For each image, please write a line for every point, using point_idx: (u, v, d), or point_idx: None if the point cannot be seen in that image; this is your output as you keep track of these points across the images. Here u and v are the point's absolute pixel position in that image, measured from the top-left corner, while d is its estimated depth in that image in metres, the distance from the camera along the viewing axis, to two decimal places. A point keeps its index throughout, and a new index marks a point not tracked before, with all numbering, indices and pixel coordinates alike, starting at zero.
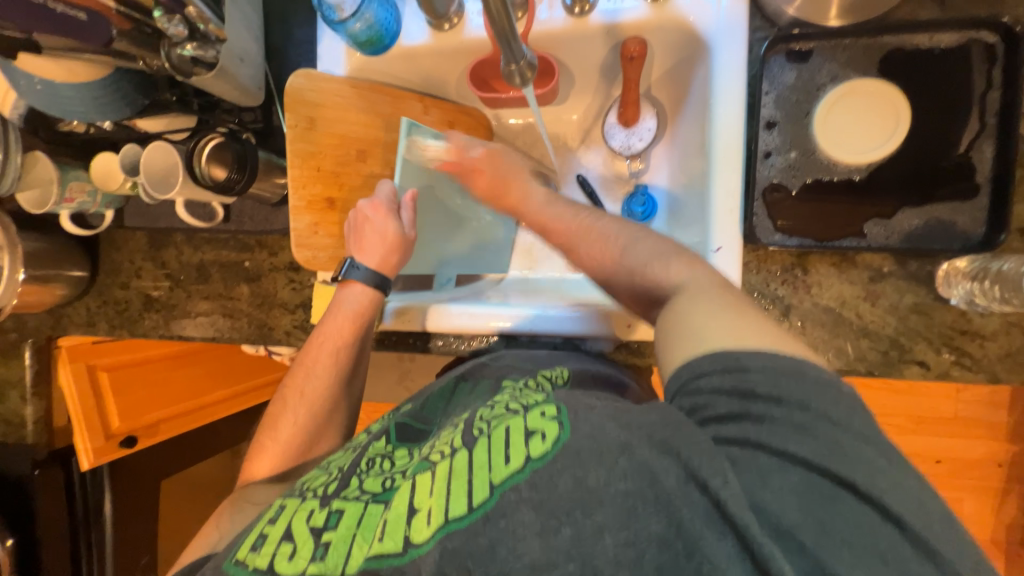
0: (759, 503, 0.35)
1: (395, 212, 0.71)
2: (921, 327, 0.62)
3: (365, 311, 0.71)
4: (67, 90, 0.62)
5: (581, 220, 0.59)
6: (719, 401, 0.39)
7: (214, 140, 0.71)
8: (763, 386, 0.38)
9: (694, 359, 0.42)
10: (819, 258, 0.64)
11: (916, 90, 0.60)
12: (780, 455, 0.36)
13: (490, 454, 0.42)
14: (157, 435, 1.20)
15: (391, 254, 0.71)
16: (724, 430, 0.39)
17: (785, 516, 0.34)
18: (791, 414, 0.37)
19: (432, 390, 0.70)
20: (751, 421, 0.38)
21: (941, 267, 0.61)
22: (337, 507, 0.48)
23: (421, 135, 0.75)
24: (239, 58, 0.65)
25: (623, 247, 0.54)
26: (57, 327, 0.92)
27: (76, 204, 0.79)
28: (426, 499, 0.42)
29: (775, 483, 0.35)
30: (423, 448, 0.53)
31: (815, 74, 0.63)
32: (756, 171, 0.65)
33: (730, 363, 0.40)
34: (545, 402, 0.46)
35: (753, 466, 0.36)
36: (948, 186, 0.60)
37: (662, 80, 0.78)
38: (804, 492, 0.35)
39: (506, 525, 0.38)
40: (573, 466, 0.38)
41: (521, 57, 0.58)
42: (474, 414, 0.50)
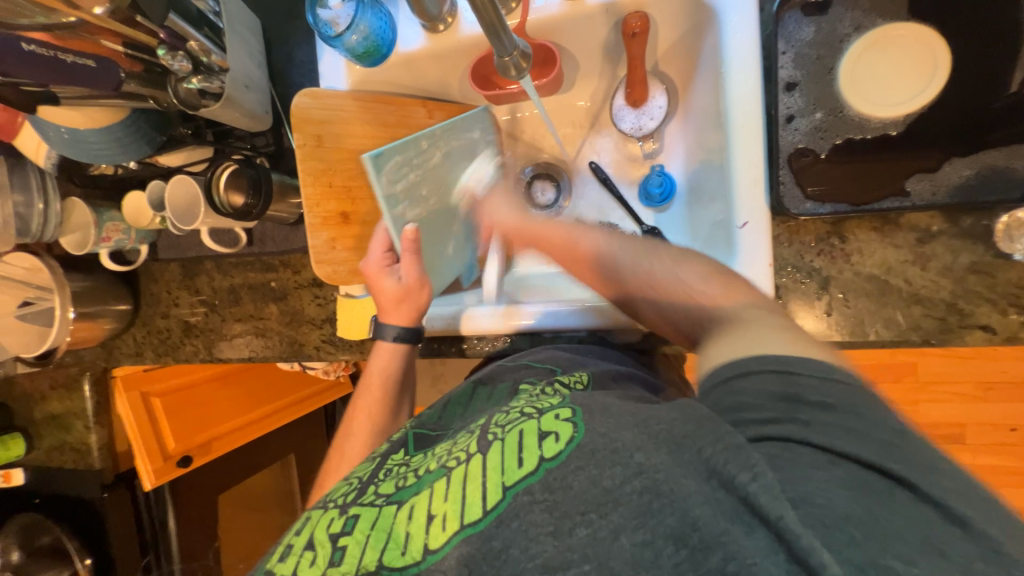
0: (802, 495, 0.32)
1: (391, 265, 0.72)
2: (982, 288, 0.57)
3: (396, 371, 0.73)
4: (89, 135, 0.64)
5: (611, 247, 0.60)
6: (764, 404, 0.38)
7: (228, 169, 0.73)
8: (814, 393, 0.37)
9: (740, 359, 0.41)
10: (857, 223, 0.60)
11: (953, 28, 0.55)
12: (827, 450, 0.34)
13: (504, 456, 0.41)
14: (210, 454, 1.26)
15: (413, 310, 0.73)
16: (765, 430, 0.36)
17: (831, 511, 0.32)
18: (840, 419, 0.36)
19: (456, 392, 0.71)
20: (798, 423, 0.36)
21: (1002, 219, 0.56)
22: (354, 513, 0.48)
23: (392, 153, 0.65)
24: (244, 85, 0.67)
25: (669, 264, 0.54)
26: (110, 359, 0.99)
27: (114, 241, 0.83)
28: (441, 504, 0.42)
29: (819, 476, 0.33)
30: (439, 450, 0.53)
31: (837, 25, 0.58)
32: (779, 137, 0.60)
33: (778, 366, 0.39)
34: (558, 406, 0.45)
35: (794, 462, 0.34)
36: (1001, 130, 0.54)
37: (669, 54, 0.74)
38: (854, 486, 0.33)
39: (518, 526, 0.37)
40: (588, 464, 0.37)
41: (514, 48, 0.57)
42: (491, 419, 0.49)
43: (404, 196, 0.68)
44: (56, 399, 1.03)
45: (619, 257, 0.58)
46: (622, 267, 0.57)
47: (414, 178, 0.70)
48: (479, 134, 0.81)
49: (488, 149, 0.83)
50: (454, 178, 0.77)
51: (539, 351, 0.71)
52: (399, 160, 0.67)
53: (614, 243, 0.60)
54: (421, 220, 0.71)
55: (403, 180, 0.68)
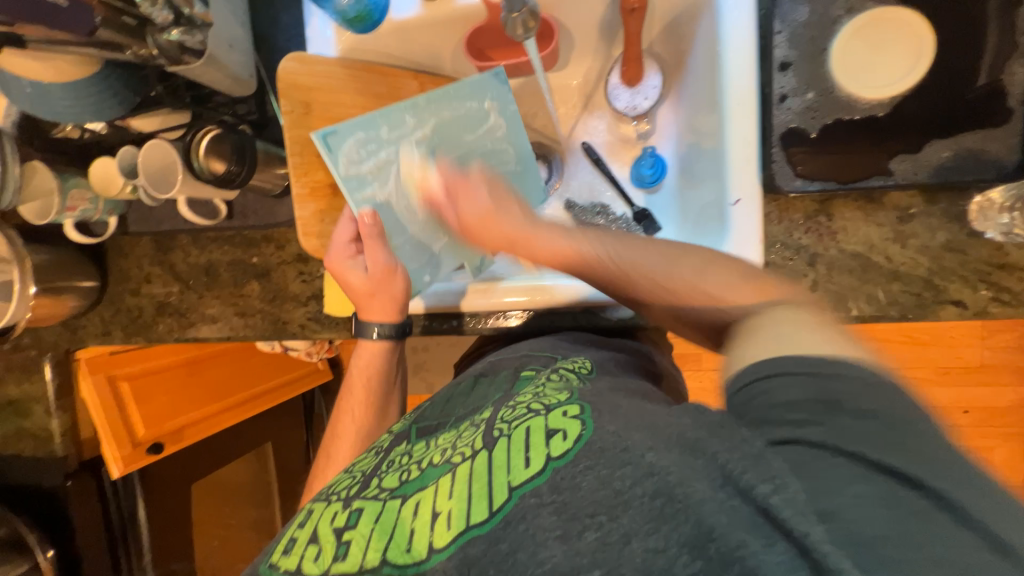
0: (830, 510, 0.32)
1: (357, 255, 0.70)
2: (955, 265, 0.60)
3: (377, 371, 0.75)
4: (57, 90, 0.59)
5: (637, 257, 0.52)
6: (795, 404, 0.37)
7: (210, 133, 0.69)
8: (858, 400, 0.36)
9: (775, 358, 0.40)
10: (843, 202, 0.62)
11: (936, 16, 0.57)
12: (861, 465, 0.33)
13: (509, 455, 0.44)
14: (184, 440, 1.21)
15: (389, 301, 0.71)
16: (798, 433, 0.36)
17: (865, 528, 0.31)
18: (878, 429, 0.35)
19: (459, 386, 0.69)
20: (829, 426, 0.35)
21: (977, 200, 0.59)
22: (358, 506, 0.49)
23: (350, 131, 0.68)
24: (229, 44, 0.64)
25: (697, 270, 0.49)
26: (74, 338, 0.93)
27: (80, 211, 0.78)
28: (446, 501, 0.44)
29: (855, 492, 0.32)
30: (442, 440, 0.54)
31: (829, 7, 0.60)
32: (773, 116, 0.62)
33: (812, 370, 0.38)
34: (566, 402, 0.48)
35: (826, 472, 0.34)
36: (975, 115, 0.57)
37: (665, 32, 0.74)
38: (892, 502, 0.32)
39: (526, 528, 0.39)
40: (597, 465, 0.39)
41: (523, 7, 0.58)
42: (496, 414, 0.52)
43: (372, 176, 0.70)
44: (13, 383, 0.97)
45: (638, 274, 0.52)
46: (647, 277, 0.52)
47: (384, 158, 0.71)
48: (490, 104, 0.75)
49: (500, 120, 0.76)
50: (458, 156, 0.75)
51: (539, 342, 0.71)
52: (361, 136, 0.69)
53: (640, 249, 0.52)
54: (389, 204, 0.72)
55: (371, 159, 0.70)
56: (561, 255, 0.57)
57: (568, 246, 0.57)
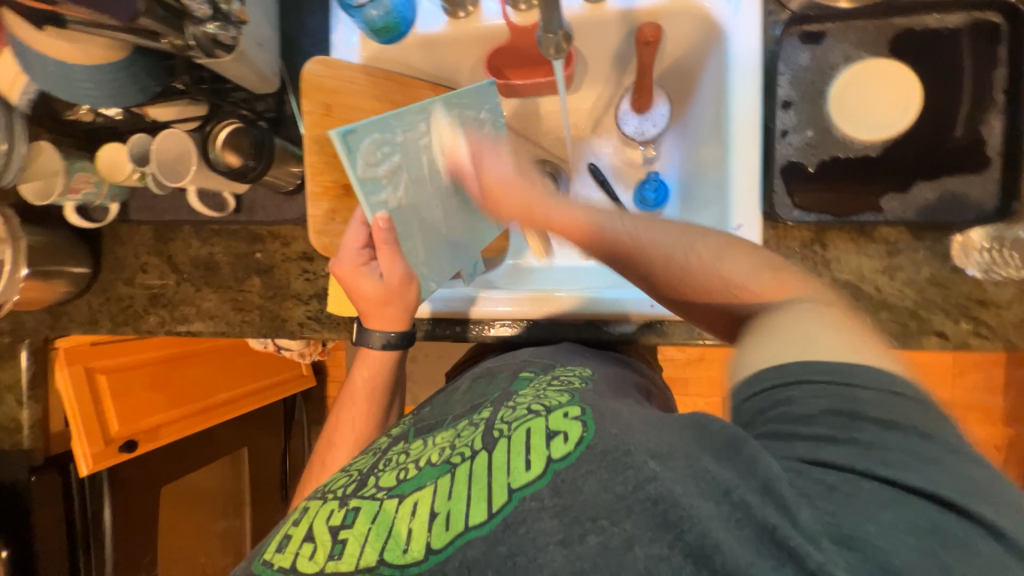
0: (859, 534, 0.33)
1: (369, 262, 0.68)
2: (939, 298, 0.64)
3: (381, 376, 0.75)
4: (81, 72, 0.60)
5: (649, 236, 0.54)
6: (815, 417, 0.39)
7: (230, 126, 0.71)
8: (872, 409, 0.38)
9: (774, 366, 0.42)
10: (838, 233, 0.66)
11: (925, 70, 0.63)
12: (887, 484, 0.35)
13: (510, 456, 0.44)
14: (158, 441, 1.14)
15: (402, 311, 0.71)
16: (819, 453, 0.37)
17: (896, 554, 0.32)
18: (902, 442, 0.36)
19: (457, 390, 0.69)
20: (859, 446, 0.37)
21: (957, 238, 0.63)
22: (354, 506, 0.48)
23: (367, 130, 0.59)
24: (257, 44, 0.67)
25: (716, 259, 0.51)
26: (56, 325, 0.89)
27: (82, 194, 0.77)
28: (445, 502, 0.44)
29: (883, 517, 0.33)
30: (440, 440, 0.54)
31: (829, 54, 0.65)
32: (775, 149, 0.67)
33: (837, 377, 0.40)
34: (567, 406, 0.50)
35: (854, 498, 0.35)
36: (958, 161, 0.62)
37: (671, 67, 0.78)
38: (921, 530, 0.33)
39: (527, 532, 0.39)
40: (599, 469, 0.40)
41: (561, 27, 0.58)
42: (496, 414, 0.52)
43: (388, 180, 0.63)
44: None
45: (652, 246, 0.54)
46: (658, 252, 0.53)
47: (398, 161, 0.64)
48: (487, 115, 0.73)
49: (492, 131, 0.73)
50: None
51: (540, 349, 0.72)
52: (377, 138, 0.61)
53: (653, 228, 0.55)
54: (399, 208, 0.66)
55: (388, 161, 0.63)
56: (573, 223, 0.59)
57: (580, 215, 0.58)
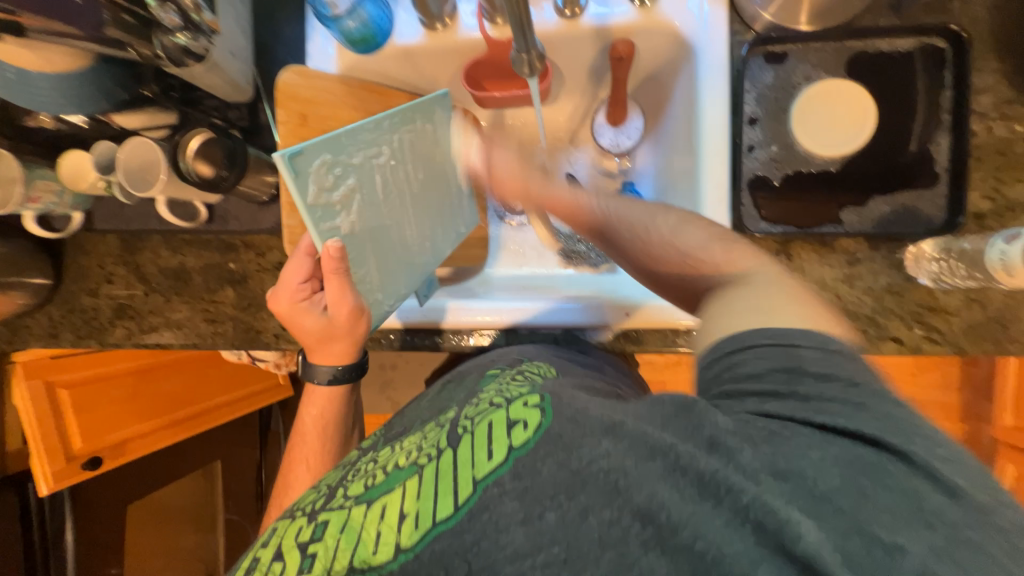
0: (790, 468, 0.36)
1: (310, 296, 0.68)
2: (894, 306, 0.68)
3: (333, 415, 0.75)
4: (41, 80, 0.57)
5: (621, 212, 0.56)
6: (762, 374, 0.40)
7: (201, 136, 0.68)
8: (813, 364, 0.39)
9: (736, 332, 0.43)
10: (801, 244, 0.69)
11: (879, 90, 0.66)
12: (819, 427, 0.37)
13: (473, 450, 0.44)
14: (125, 456, 1.10)
15: (346, 346, 0.70)
16: (764, 406, 0.39)
17: (822, 482, 0.35)
18: (844, 394, 0.38)
19: (426, 396, 0.70)
20: (797, 398, 0.39)
21: (910, 250, 0.67)
22: (323, 519, 0.47)
23: (316, 150, 0.55)
24: (230, 52, 0.66)
25: (674, 227, 0.53)
26: (14, 341, 0.85)
27: (43, 204, 0.73)
28: (414, 502, 0.43)
29: (815, 454, 0.36)
30: (407, 444, 0.53)
31: (791, 75, 0.68)
32: (742, 163, 0.70)
33: (781, 339, 0.41)
34: (526, 394, 0.48)
35: (787, 439, 0.37)
36: (911, 176, 0.66)
37: (644, 83, 0.81)
38: (847, 462, 0.36)
39: (489, 518, 0.40)
40: (556, 451, 0.41)
41: (533, 47, 0.58)
42: (462, 413, 0.52)
43: (341, 205, 0.60)
44: None
45: (626, 222, 0.55)
46: (628, 229, 0.55)
47: (353, 184, 0.61)
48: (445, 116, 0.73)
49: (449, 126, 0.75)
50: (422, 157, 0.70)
51: (516, 347, 0.73)
52: (327, 158, 0.57)
53: (626, 208, 0.56)
54: (355, 234, 0.63)
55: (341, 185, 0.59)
56: (563, 204, 0.60)
57: (570, 197, 0.59)
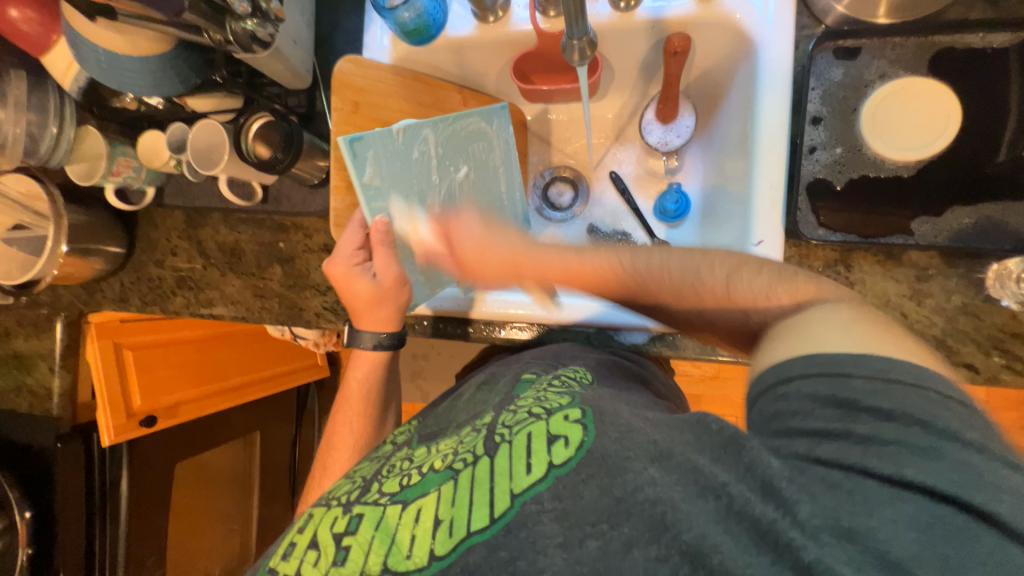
0: (862, 528, 0.32)
1: (363, 262, 0.71)
2: (969, 329, 0.61)
3: (376, 380, 0.78)
4: (127, 62, 0.63)
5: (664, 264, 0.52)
6: (810, 411, 0.37)
7: (262, 119, 0.73)
8: (867, 397, 0.36)
9: (783, 361, 0.40)
10: (862, 255, 0.64)
11: (966, 90, 0.60)
12: (892, 483, 0.33)
13: (511, 461, 0.44)
14: (178, 416, 1.18)
15: (394, 309, 0.73)
16: (815, 449, 0.36)
17: (896, 545, 0.31)
18: (901, 434, 0.35)
19: (465, 396, 0.69)
20: (854, 441, 0.35)
21: (993, 267, 0.61)
22: (358, 511, 0.48)
23: (373, 139, 0.68)
24: (293, 41, 0.70)
25: (728, 278, 0.49)
26: (89, 302, 0.94)
27: (122, 178, 0.80)
28: (450, 508, 0.43)
29: (889, 512, 0.32)
30: (443, 445, 0.54)
31: (864, 71, 0.63)
32: (801, 166, 0.65)
33: (831, 369, 0.38)
34: (567, 407, 0.49)
35: (858, 494, 0.34)
36: (999, 186, 0.60)
37: (700, 78, 0.78)
38: (924, 525, 0.31)
39: (527, 536, 0.39)
40: (599, 474, 0.40)
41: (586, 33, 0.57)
42: (497, 419, 0.52)
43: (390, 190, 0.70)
44: (22, 339, 0.98)
45: (667, 281, 0.52)
46: (670, 285, 0.52)
47: (401, 173, 0.72)
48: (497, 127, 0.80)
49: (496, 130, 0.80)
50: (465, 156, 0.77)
51: (544, 351, 0.72)
52: (378, 149, 0.69)
53: (666, 259, 0.52)
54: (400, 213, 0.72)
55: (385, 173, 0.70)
56: (569, 272, 0.58)
57: (577, 263, 0.57)
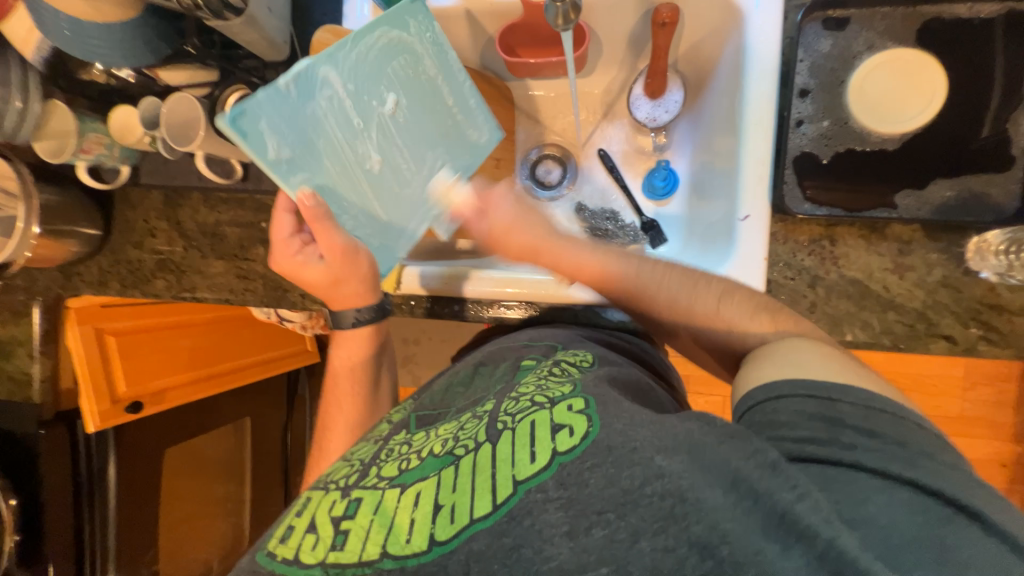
0: (855, 516, 0.35)
1: (306, 247, 0.69)
2: (949, 302, 0.63)
3: (363, 355, 0.76)
4: (92, 30, 0.60)
5: (678, 282, 0.60)
6: (798, 422, 0.41)
7: (238, 92, 0.71)
8: (852, 417, 0.41)
9: (773, 382, 0.45)
10: (847, 229, 0.65)
11: (953, 62, 0.60)
12: (875, 475, 0.37)
13: (515, 449, 0.44)
14: (163, 403, 1.15)
15: (360, 284, 0.70)
16: (803, 449, 0.40)
17: (887, 526, 0.34)
18: (880, 446, 0.39)
19: (453, 377, 0.68)
20: (838, 446, 0.39)
21: (974, 239, 0.62)
22: (357, 496, 0.48)
23: (260, 106, 0.56)
24: (268, 10, 0.67)
25: (718, 298, 0.57)
26: (67, 285, 0.93)
27: (94, 155, 0.77)
28: (449, 495, 0.43)
29: (878, 500, 0.36)
30: (443, 431, 0.53)
31: (852, 42, 0.62)
32: (787, 139, 0.64)
33: (818, 393, 0.43)
34: (570, 397, 0.48)
35: (842, 482, 0.38)
36: (982, 159, 0.60)
37: (690, 52, 0.77)
38: (915, 509, 0.35)
39: (532, 524, 0.39)
40: (604, 463, 0.40)
41: None
42: (500, 406, 0.51)
43: (307, 156, 0.61)
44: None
45: (663, 288, 0.60)
46: (665, 297, 0.60)
47: (317, 131, 0.61)
48: (416, 34, 0.64)
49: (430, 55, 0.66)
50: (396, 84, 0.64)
51: (537, 331, 0.72)
52: (273, 114, 0.57)
53: (663, 275, 0.61)
54: (335, 180, 0.63)
55: (296, 136, 0.59)
56: (586, 268, 0.67)
57: (594, 262, 0.66)
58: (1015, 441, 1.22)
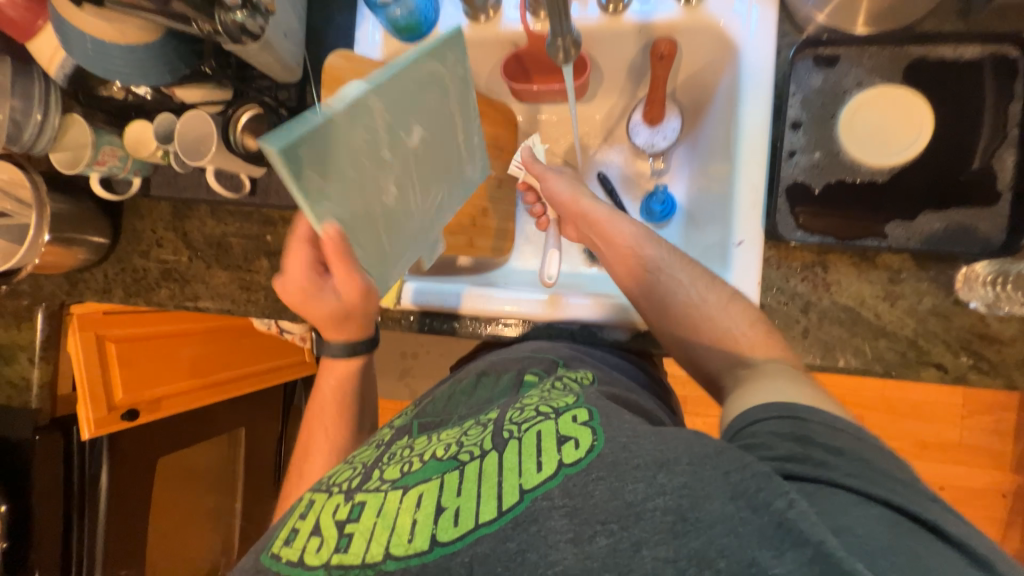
0: (839, 525, 0.35)
1: (320, 283, 0.69)
2: (939, 330, 0.63)
3: (348, 374, 0.78)
4: (115, 50, 0.63)
5: (663, 299, 0.65)
6: (775, 443, 0.42)
7: (251, 111, 0.73)
8: (821, 436, 0.42)
9: (749, 409, 0.47)
10: (839, 257, 0.66)
11: (939, 99, 0.62)
12: (856, 491, 0.38)
13: (521, 458, 0.44)
14: (161, 411, 1.16)
15: (360, 321, 0.72)
16: (784, 465, 0.40)
17: (873, 542, 0.34)
18: (849, 464, 0.40)
19: (454, 388, 0.67)
20: (813, 462, 0.40)
21: (963, 270, 0.63)
22: (360, 499, 0.47)
23: (308, 135, 0.52)
24: (283, 34, 0.71)
25: (720, 302, 0.61)
26: (73, 292, 0.94)
27: (108, 166, 0.79)
28: (454, 498, 0.43)
29: (856, 512, 0.36)
30: (445, 436, 0.53)
31: (842, 79, 0.65)
32: (780, 169, 0.66)
33: (787, 413, 0.45)
34: (574, 407, 0.50)
35: (828, 497, 0.38)
36: (968, 193, 0.62)
37: (690, 80, 0.79)
38: (891, 523, 0.36)
39: (538, 530, 0.39)
40: (609, 476, 0.40)
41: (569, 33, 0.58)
42: (504, 415, 0.51)
43: (335, 189, 0.58)
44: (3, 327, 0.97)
45: (677, 300, 0.63)
46: (684, 293, 0.63)
47: (349, 165, 0.58)
48: (451, 66, 0.64)
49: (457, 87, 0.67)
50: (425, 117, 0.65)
51: (532, 345, 0.73)
52: (315, 145, 0.53)
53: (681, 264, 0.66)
54: (353, 212, 0.62)
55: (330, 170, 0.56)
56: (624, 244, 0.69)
57: (631, 246, 0.69)
58: (1014, 471, 1.21)
